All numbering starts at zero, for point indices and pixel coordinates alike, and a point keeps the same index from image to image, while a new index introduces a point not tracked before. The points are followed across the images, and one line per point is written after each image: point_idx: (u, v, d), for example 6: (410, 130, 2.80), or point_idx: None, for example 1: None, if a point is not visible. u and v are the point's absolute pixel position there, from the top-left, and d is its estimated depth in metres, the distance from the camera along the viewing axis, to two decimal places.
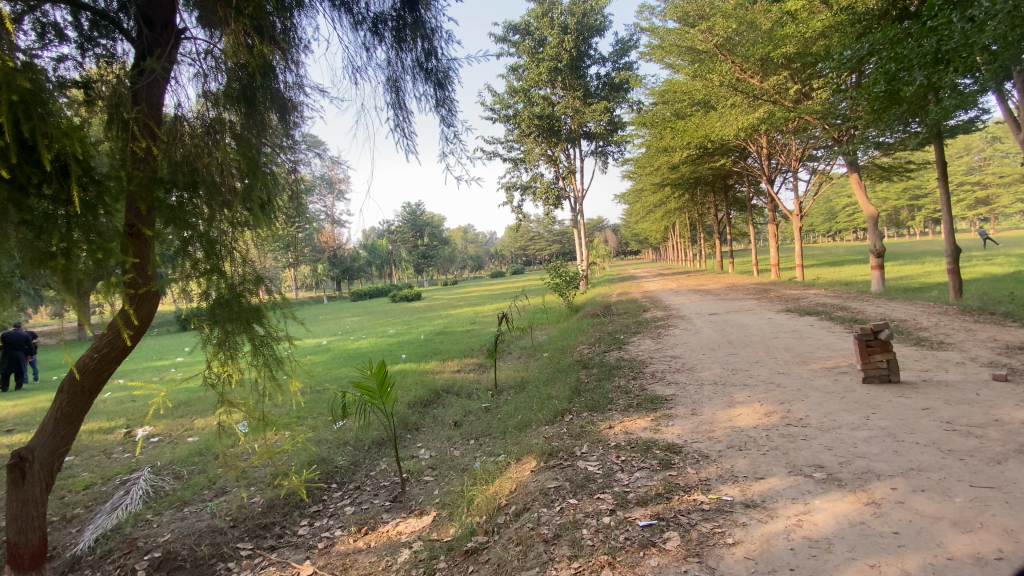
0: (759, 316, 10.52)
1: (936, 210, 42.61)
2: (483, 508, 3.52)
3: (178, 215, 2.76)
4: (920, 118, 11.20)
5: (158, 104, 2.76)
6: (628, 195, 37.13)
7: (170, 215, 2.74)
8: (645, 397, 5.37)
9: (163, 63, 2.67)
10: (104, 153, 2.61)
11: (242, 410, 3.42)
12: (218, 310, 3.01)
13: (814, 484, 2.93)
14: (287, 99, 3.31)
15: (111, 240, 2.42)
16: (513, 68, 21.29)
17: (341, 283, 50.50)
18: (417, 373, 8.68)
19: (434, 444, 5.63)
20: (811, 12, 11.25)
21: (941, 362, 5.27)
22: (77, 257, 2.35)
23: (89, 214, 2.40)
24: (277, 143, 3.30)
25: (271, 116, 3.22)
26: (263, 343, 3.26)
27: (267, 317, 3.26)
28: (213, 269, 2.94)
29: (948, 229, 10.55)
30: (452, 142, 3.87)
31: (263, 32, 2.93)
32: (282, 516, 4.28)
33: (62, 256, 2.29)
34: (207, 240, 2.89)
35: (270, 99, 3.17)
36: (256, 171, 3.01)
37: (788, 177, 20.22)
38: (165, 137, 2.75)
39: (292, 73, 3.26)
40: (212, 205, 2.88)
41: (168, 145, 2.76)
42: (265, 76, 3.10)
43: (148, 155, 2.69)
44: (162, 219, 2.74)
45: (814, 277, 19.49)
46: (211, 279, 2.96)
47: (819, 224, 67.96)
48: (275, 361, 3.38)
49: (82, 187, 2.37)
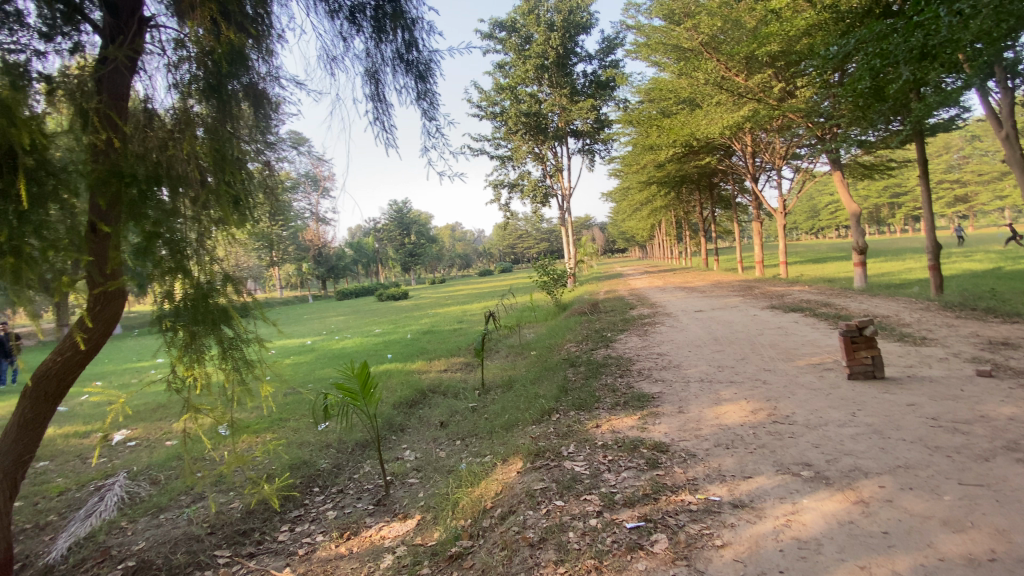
0: (745, 313, 10.58)
1: (915, 208, 43.58)
2: (467, 511, 3.44)
3: (139, 207, 2.52)
4: (901, 116, 11.34)
5: (121, 95, 2.63)
6: (615, 193, 37.24)
7: (129, 209, 2.50)
8: (631, 394, 5.33)
9: (124, 51, 2.54)
10: (62, 147, 2.51)
11: (209, 416, 3.36)
12: (183, 312, 2.75)
13: (803, 483, 2.90)
14: (261, 90, 3.20)
15: (65, 239, 2.38)
16: (500, 65, 21.18)
17: (327, 282, 50.00)
18: (402, 372, 8.58)
19: (420, 446, 5.54)
20: (796, 11, 11.33)
21: (924, 358, 5.32)
22: (26, 251, 2.28)
23: (39, 210, 2.36)
24: (251, 139, 3.17)
25: (242, 108, 3.09)
26: (231, 343, 2.98)
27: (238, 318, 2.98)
28: (178, 267, 2.66)
29: (930, 226, 10.69)
30: (434, 138, 3.76)
31: (230, 17, 2.83)
32: (262, 522, 4.16)
33: (12, 253, 2.22)
34: (171, 239, 2.60)
35: (243, 90, 3.06)
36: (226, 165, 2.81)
37: (772, 175, 20.44)
38: (127, 127, 2.56)
39: (263, 64, 3.14)
40: (179, 199, 2.62)
41: (131, 137, 2.56)
42: (233, 63, 2.90)
43: (109, 146, 2.53)
44: (125, 216, 2.52)
45: (798, 274, 19.71)
46: (182, 279, 2.71)
47: (803, 222, 69.01)
48: (245, 366, 3.11)
49: (32, 179, 2.34)
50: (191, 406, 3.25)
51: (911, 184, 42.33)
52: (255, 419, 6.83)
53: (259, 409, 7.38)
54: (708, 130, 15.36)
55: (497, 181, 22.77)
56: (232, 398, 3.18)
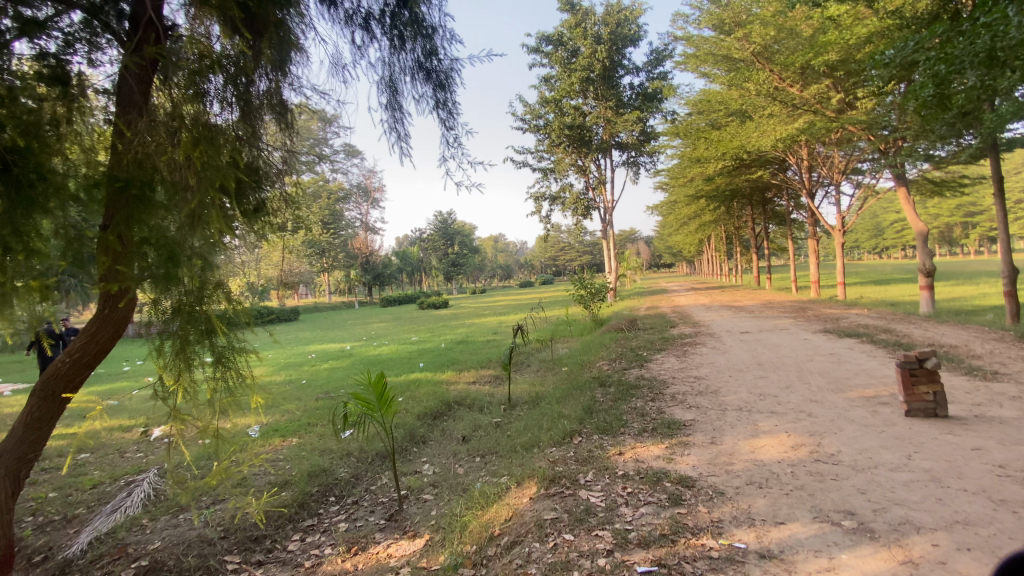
0: (793, 337, 9.93)
1: (992, 228, 40.23)
2: (474, 536, 3.27)
3: (136, 213, 2.35)
4: (975, 129, 10.45)
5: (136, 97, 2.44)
6: (660, 207, 36.41)
7: (128, 214, 2.33)
8: (661, 420, 5.03)
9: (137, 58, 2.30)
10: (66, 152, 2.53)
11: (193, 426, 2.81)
12: (173, 321, 2.51)
13: (841, 535, 2.57)
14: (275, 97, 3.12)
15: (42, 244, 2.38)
16: (545, 78, 21.29)
17: (374, 289, 51.50)
18: (431, 383, 8.55)
19: (439, 460, 5.43)
20: (857, 18, 10.72)
21: (996, 395, 4.72)
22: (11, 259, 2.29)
23: (28, 219, 2.33)
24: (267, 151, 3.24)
25: (264, 116, 3.11)
26: (220, 350, 2.73)
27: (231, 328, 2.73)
28: (167, 275, 2.39)
29: (1007, 248, 9.72)
30: (453, 145, 3.74)
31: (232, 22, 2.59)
32: (274, 530, 4.17)
33: None
34: (165, 244, 2.36)
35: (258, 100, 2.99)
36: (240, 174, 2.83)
37: (830, 191, 19.36)
38: (131, 131, 2.37)
39: (289, 74, 3.16)
40: (173, 205, 2.37)
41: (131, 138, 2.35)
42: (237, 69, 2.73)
43: (119, 149, 2.39)
44: (118, 218, 2.34)
45: (856, 296, 18.47)
46: (169, 289, 2.47)
47: (864, 241, 65.23)
48: (236, 374, 2.85)
49: (22, 185, 2.29)
50: (177, 415, 2.72)
51: (988, 203, 39.21)
52: (286, 423, 6.95)
53: (291, 413, 7.52)
54: (760, 142, 14.76)
55: (539, 194, 22.76)
56: (215, 406, 2.88)
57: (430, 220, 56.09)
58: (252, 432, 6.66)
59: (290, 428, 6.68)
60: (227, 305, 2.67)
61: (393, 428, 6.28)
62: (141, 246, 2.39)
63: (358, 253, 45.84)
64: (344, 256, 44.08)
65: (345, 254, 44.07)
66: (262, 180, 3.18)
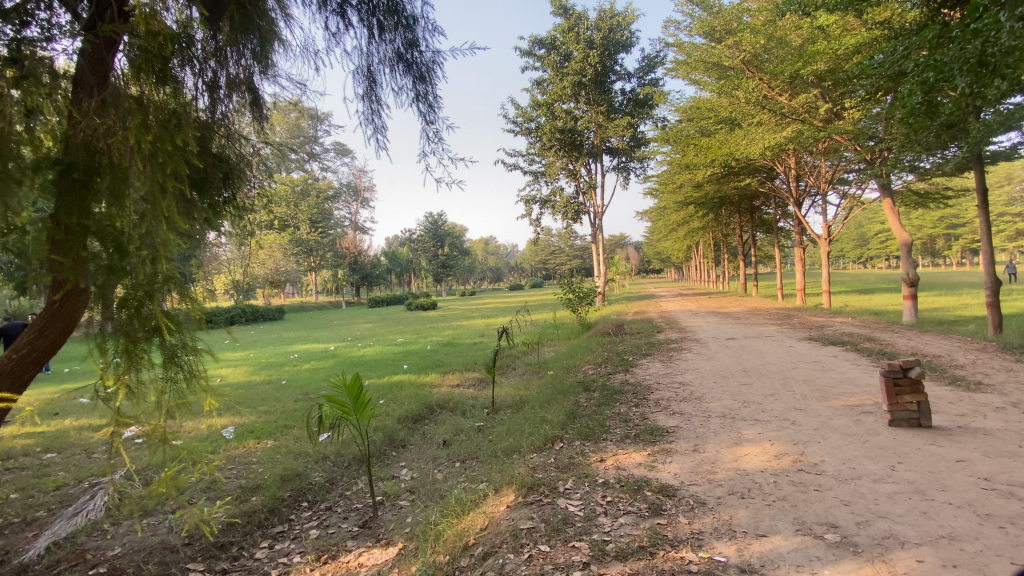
0: (779, 344, 9.93)
1: (974, 240, 40.98)
2: (448, 546, 3.14)
3: (78, 199, 2.22)
4: (959, 140, 10.57)
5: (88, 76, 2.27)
6: (649, 212, 36.56)
7: (66, 201, 2.21)
8: (644, 427, 4.94)
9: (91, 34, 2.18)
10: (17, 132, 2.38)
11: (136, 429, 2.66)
12: (128, 317, 2.37)
13: (824, 548, 2.50)
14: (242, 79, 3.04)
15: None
16: (538, 82, 21.31)
17: (361, 290, 51.06)
18: (414, 385, 8.40)
19: (418, 465, 5.29)
20: (845, 29, 10.84)
21: (979, 406, 4.70)
22: None
23: None
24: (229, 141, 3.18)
25: (232, 103, 3.09)
26: (167, 347, 2.60)
27: (178, 327, 2.56)
28: (110, 267, 2.29)
29: (989, 260, 9.82)
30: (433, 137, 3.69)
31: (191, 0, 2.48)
32: (242, 537, 4.01)
33: None
34: (112, 237, 2.25)
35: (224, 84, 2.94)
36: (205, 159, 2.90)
37: (817, 200, 19.57)
38: (79, 112, 2.21)
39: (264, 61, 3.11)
40: (116, 195, 2.20)
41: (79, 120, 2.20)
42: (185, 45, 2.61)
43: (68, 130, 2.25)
44: (63, 205, 2.22)
45: (841, 305, 18.66)
46: (118, 279, 2.33)
47: (849, 250, 66.25)
48: (187, 374, 2.72)
49: None
50: (121, 419, 2.46)
51: (969, 215, 40.04)
52: (262, 425, 6.78)
53: (268, 414, 7.34)
54: (748, 149, 14.87)
55: (529, 197, 22.72)
56: (162, 409, 2.65)
57: (420, 221, 55.86)
58: (226, 434, 6.46)
59: (266, 430, 6.51)
60: (178, 303, 2.48)
61: (373, 430, 6.14)
62: (86, 233, 2.24)
63: (346, 252, 45.45)
64: (332, 255, 43.68)
65: (333, 254, 43.68)
66: (233, 170, 3.20)
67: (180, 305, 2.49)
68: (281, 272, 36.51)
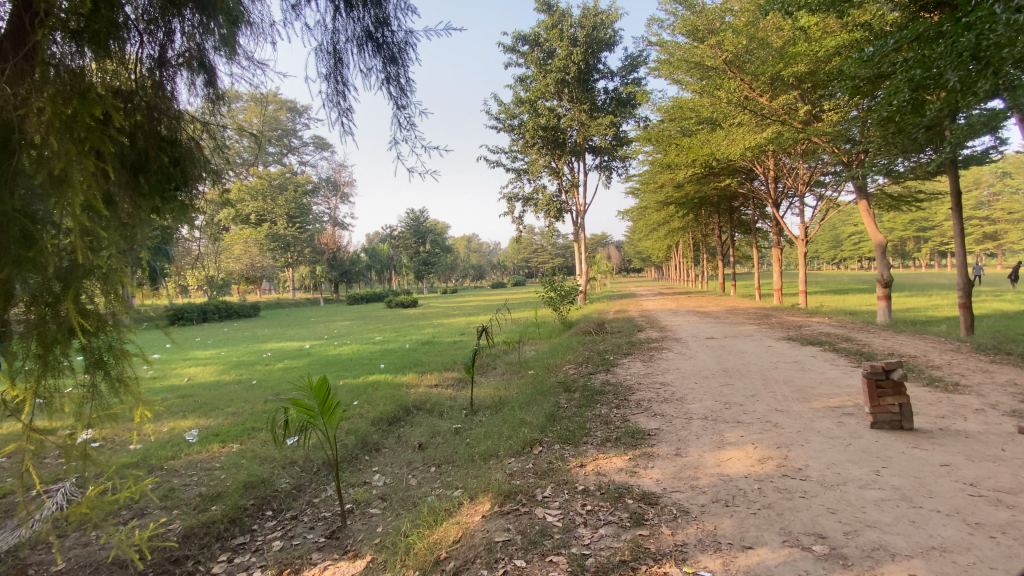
0: (758, 343, 9.96)
1: (943, 243, 42.24)
2: (418, 559, 2.94)
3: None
4: (934, 143, 10.73)
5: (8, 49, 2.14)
6: (631, 211, 36.71)
7: None
8: (625, 429, 4.82)
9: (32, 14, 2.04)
10: None
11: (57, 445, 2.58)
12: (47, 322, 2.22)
13: (812, 561, 2.38)
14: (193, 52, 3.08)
15: None
16: (521, 78, 21.12)
17: (341, 287, 50.19)
18: (390, 385, 8.15)
19: (391, 470, 5.07)
20: (825, 31, 10.92)
21: (958, 408, 4.70)
22: None
23: None
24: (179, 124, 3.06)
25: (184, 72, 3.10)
26: (89, 349, 2.41)
27: (98, 332, 2.38)
28: (21, 260, 2.11)
29: (961, 262, 9.99)
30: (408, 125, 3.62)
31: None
32: (199, 550, 3.75)
33: None
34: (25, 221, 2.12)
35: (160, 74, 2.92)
36: (147, 141, 2.77)
37: (794, 202, 19.83)
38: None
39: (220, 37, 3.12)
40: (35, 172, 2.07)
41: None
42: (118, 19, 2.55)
43: None
44: None
45: (816, 304, 18.96)
46: (34, 271, 2.17)
47: (824, 252, 67.92)
48: (118, 382, 2.58)
49: None
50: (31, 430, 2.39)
51: (938, 219, 41.33)
52: (228, 427, 6.48)
53: (235, 417, 7.02)
54: (729, 150, 14.97)
55: (511, 194, 22.54)
56: (83, 419, 2.63)
57: (401, 217, 55.15)
58: (189, 438, 6.14)
59: (232, 433, 6.22)
60: (100, 301, 2.34)
61: (345, 434, 5.89)
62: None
63: (325, 248, 44.59)
64: (310, 251, 42.83)
65: (311, 250, 42.83)
66: (183, 154, 3.05)
67: (99, 304, 2.32)
68: (257, 268, 35.62)
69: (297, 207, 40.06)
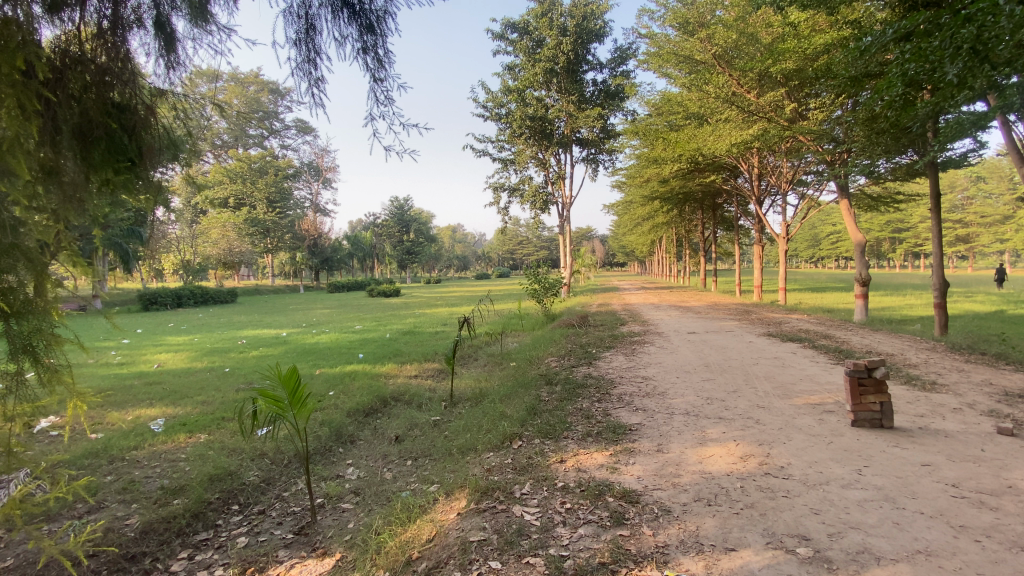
0: (739, 339, 10.01)
1: (917, 244, 43.42)
2: (390, 560, 2.79)
3: None
4: (916, 144, 10.83)
5: None
6: (616, 205, 36.74)
7: None
8: (606, 424, 4.72)
9: None
10: None
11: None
12: None
13: (797, 565, 2.31)
14: (157, 22, 3.04)
15: None
16: (510, 67, 20.85)
17: (322, 274, 49.40)
18: (368, 376, 7.97)
19: (365, 463, 4.92)
20: (814, 29, 10.90)
21: (936, 407, 4.72)
22: None
23: None
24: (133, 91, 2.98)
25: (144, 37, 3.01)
26: (11, 336, 2.55)
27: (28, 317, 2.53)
28: None
29: (939, 262, 10.14)
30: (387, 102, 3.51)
31: None
32: (158, 546, 3.55)
33: None
34: None
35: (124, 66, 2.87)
36: (95, 106, 2.75)
37: (777, 200, 20.01)
38: None
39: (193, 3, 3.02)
40: None
41: None
42: None
43: None
44: None
45: (796, 302, 19.22)
46: None
47: (803, 250, 69.35)
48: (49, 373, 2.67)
49: None
50: None
51: (914, 220, 42.47)
52: (197, 417, 6.24)
53: (206, 405, 6.79)
54: (715, 146, 14.95)
55: (497, 184, 22.30)
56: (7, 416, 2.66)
57: (385, 205, 54.36)
58: (154, 427, 5.89)
59: (200, 422, 5.98)
60: (24, 282, 2.48)
61: (318, 425, 5.70)
62: None
63: (306, 234, 43.74)
64: (290, 237, 41.94)
65: (292, 235, 41.93)
66: (133, 121, 3.01)
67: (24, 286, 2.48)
68: (235, 253, 34.78)
69: (277, 191, 39.22)
